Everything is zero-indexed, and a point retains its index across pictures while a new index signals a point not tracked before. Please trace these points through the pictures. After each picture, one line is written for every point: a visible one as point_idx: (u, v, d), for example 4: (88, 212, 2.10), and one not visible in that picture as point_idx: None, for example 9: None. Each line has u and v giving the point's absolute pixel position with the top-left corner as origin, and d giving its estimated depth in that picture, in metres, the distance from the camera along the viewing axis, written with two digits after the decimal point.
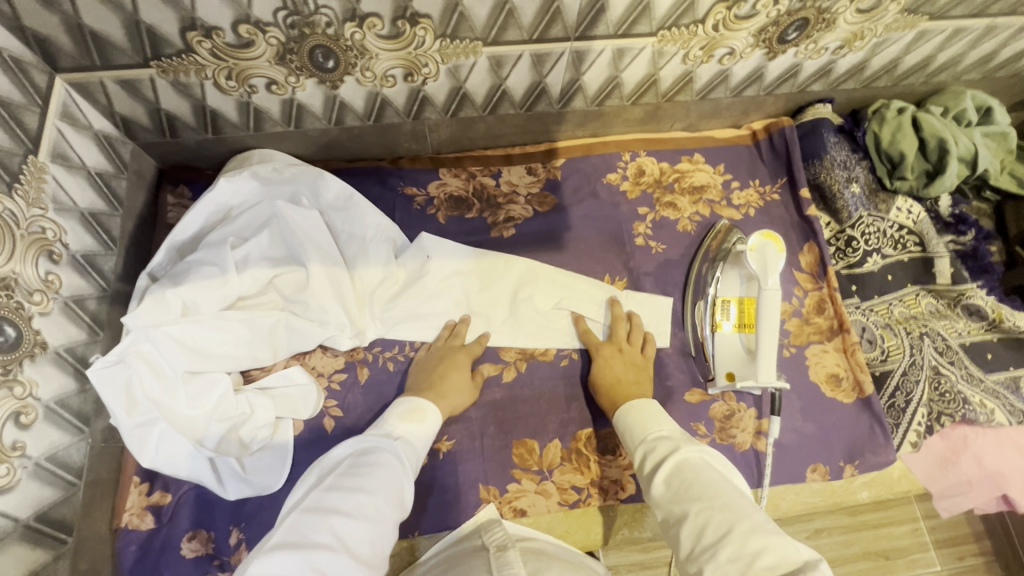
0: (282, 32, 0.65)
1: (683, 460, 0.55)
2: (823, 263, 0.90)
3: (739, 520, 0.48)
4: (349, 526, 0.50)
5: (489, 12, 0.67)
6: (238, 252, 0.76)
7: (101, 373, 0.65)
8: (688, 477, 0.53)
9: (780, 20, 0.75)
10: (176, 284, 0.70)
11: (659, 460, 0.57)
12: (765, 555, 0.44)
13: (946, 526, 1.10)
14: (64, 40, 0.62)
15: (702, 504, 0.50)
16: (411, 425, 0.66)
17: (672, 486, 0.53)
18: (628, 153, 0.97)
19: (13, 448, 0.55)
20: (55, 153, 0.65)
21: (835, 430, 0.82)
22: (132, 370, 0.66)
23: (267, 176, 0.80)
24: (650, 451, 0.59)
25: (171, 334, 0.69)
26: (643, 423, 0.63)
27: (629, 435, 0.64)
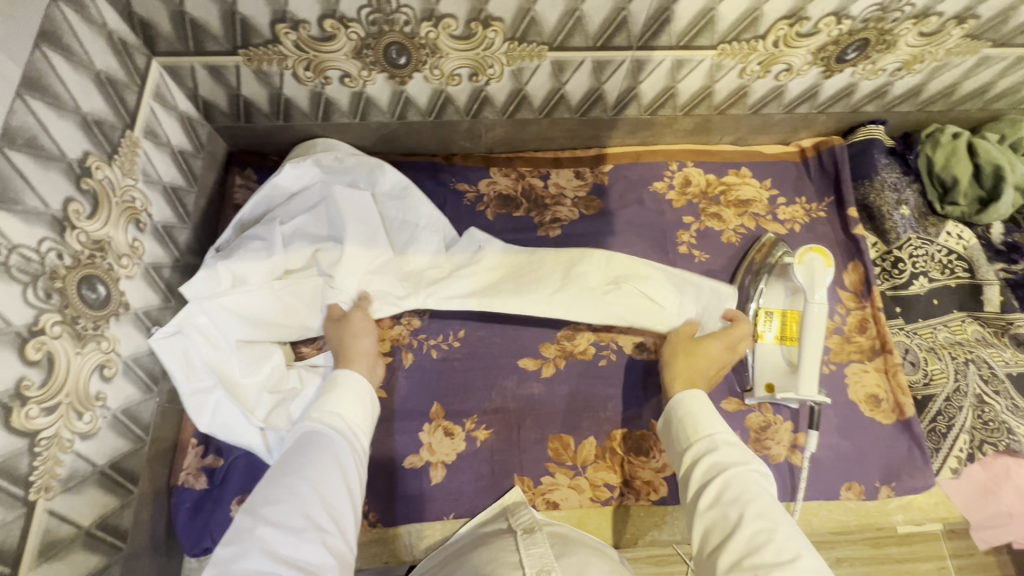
0: (362, 28, 0.69)
1: (743, 477, 0.56)
2: (867, 283, 0.90)
3: (801, 553, 0.49)
4: (279, 512, 0.50)
5: (559, 19, 0.70)
6: (287, 230, 0.79)
7: (162, 342, 0.69)
8: (752, 493, 0.54)
9: (840, 39, 0.76)
10: (227, 258, 0.74)
11: (721, 466, 0.57)
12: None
13: (976, 567, 1.07)
14: (166, 27, 0.67)
15: (766, 526, 0.51)
16: (330, 397, 0.63)
17: (728, 499, 0.54)
18: (675, 163, 0.98)
19: (96, 398, 0.59)
20: (147, 130, 0.70)
21: (872, 450, 0.82)
22: (189, 340, 0.71)
23: (329, 165, 0.84)
24: (706, 452, 0.60)
25: (223, 305, 0.73)
26: (704, 421, 0.63)
27: (685, 429, 0.64)
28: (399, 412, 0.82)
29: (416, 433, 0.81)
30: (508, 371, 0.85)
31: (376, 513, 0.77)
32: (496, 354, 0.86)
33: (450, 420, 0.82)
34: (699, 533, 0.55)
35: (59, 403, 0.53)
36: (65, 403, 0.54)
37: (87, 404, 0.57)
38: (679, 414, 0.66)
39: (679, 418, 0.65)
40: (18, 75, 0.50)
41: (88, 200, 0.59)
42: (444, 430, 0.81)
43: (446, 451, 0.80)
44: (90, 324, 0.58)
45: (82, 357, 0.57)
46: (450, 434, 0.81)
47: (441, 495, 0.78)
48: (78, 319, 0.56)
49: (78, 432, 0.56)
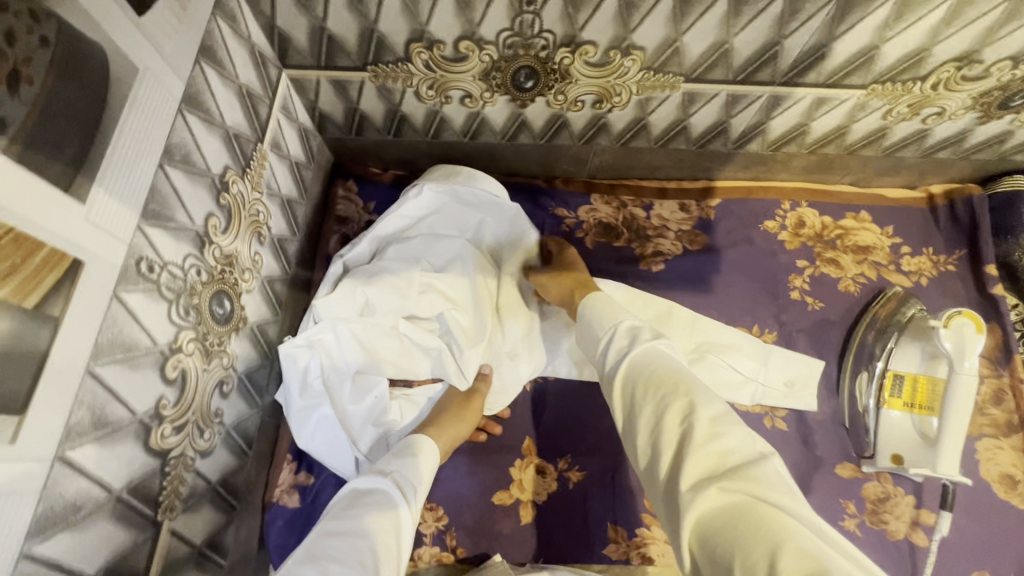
0: (497, 51, 0.67)
1: (646, 359, 0.50)
2: (1006, 348, 0.82)
3: (699, 405, 0.44)
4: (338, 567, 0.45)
5: (705, 50, 0.66)
6: (426, 277, 0.77)
7: (290, 350, 0.69)
8: (652, 364, 0.49)
9: (1010, 84, 0.69)
10: (367, 283, 0.74)
11: (625, 347, 0.53)
12: (721, 443, 0.41)
13: None
14: (304, 41, 0.67)
15: (666, 393, 0.46)
16: (405, 458, 0.61)
17: (632, 385, 0.49)
18: (787, 201, 0.93)
19: (215, 415, 0.58)
20: (273, 143, 0.70)
21: (1007, 537, 0.74)
22: (314, 356, 0.71)
23: (466, 198, 0.83)
24: (612, 339, 0.55)
25: (352, 331, 0.73)
26: (613, 312, 0.59)
27: (597, 324, 0.58)
28: (491, 444, 0.79)
29: (507, 468, 0.78)
30: (603, 411, 0.81)
31: (463, 548, 0.74)
32: (591, 390, 0.82)
33: (542, 458, 0.79)
34: (620, 415, 0.50)
35: (187, 421, 0.53)
36: (192, 421, 0.53)
37: (208, 422, 0.57)
38: (590, 311, 0.61)
39: (588, 313, 0.61)
40: (181, 90, 0.50)
41: (224, 213, 0.58)
42: (536, 468, 0.78)
43: (536, 490, 0.77)
44: (216, 340, 0.58)
45: (208, 374, 0.56)
46: (542, 473, 0.78)
47: (529, 538, 0.75)
48: (208, 335, 0.56)
49: (199, 450, 0.56)
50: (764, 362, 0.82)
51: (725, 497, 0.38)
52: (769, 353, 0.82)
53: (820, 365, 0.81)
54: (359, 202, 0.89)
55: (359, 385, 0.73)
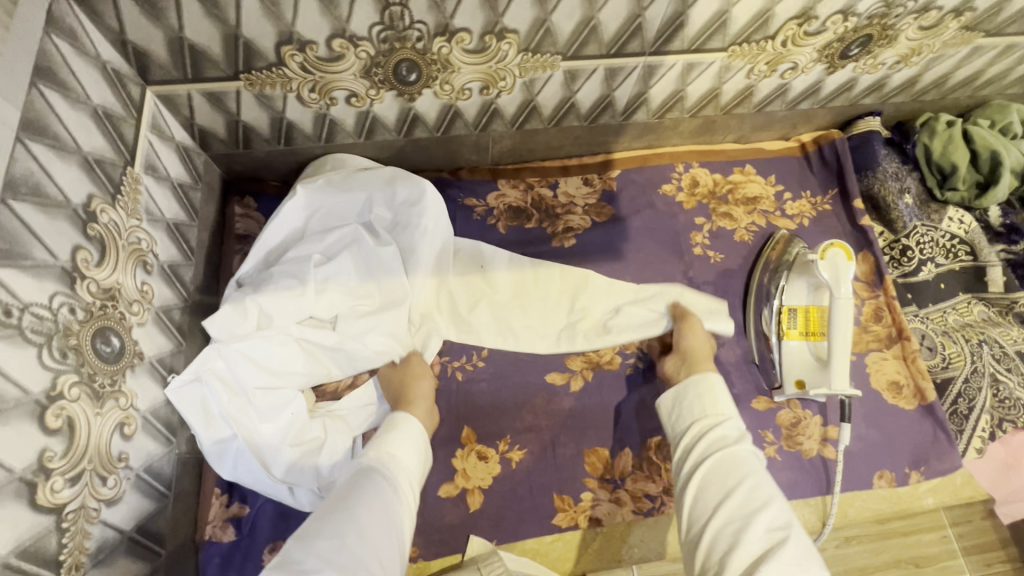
0: (373, 47, 0.66)
1: (740, 455, 0.62)
2: (879, 272, 0.91)
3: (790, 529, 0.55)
4: (346, 529, 0.51)
5: (574, 28, 0.68)
6: (320, 274, 0.77)
7: (178, 392, 0.65)
8: (753, 467, 0.60)
9: (846, 36, 0.77)
10: (255, 292, 0.71)
11: (733, 441, 0.63)
12: (808, 561, 0.53)
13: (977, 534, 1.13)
14: (162, 54, 0.63)
15: (759, 496, 0.57)
16: (392, 434, 0.65)
17: (722, 472, 0.60)
18: (681, 164, 0.98)
19: (119, 459, 0.55)
20: (147, 165, 0.65)
21: (899, 436, 0.83)
22: (207, 388, 0.67)
23: (340, 184, 0.81)
24: (717, 427, 0.65)
25: (241, 351, 0.69)
26: (715, 399, 0.68)
27: (696, 405, 0.68)
28: (431, 440, 0.79)
29: (449, 459, 0.78)
30: (536, 389, 0.83)
31: (416, 547, 0.74)
32: (524, 369, 0.84)
33: (482, 443, 0.80)
34: (693, 496, 0.61)
35: (83, 471, 0.49)
36: (89, 470, 0.50)
37: (110, 468, 0.53)
38: (695, 388, 0.70)
39: (694, 390, 0.69)
40: (17, 118, 0.46)
41: (96, 246, 0.54)
42: (478, 454, 0.79)
43: (481, 476, 0.78)
44: (107, 381, 0.54)
45: (102, 418, 0.52)
46: (484, 458, 0.79)
47: (481, 522, 0.76)
48: (95, 377, 0.52)
49: (103, 499, 0.52)
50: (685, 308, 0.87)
51: None
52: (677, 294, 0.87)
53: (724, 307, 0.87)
54: (260, 218, 0.87)
55: (267, 402, 0.69)
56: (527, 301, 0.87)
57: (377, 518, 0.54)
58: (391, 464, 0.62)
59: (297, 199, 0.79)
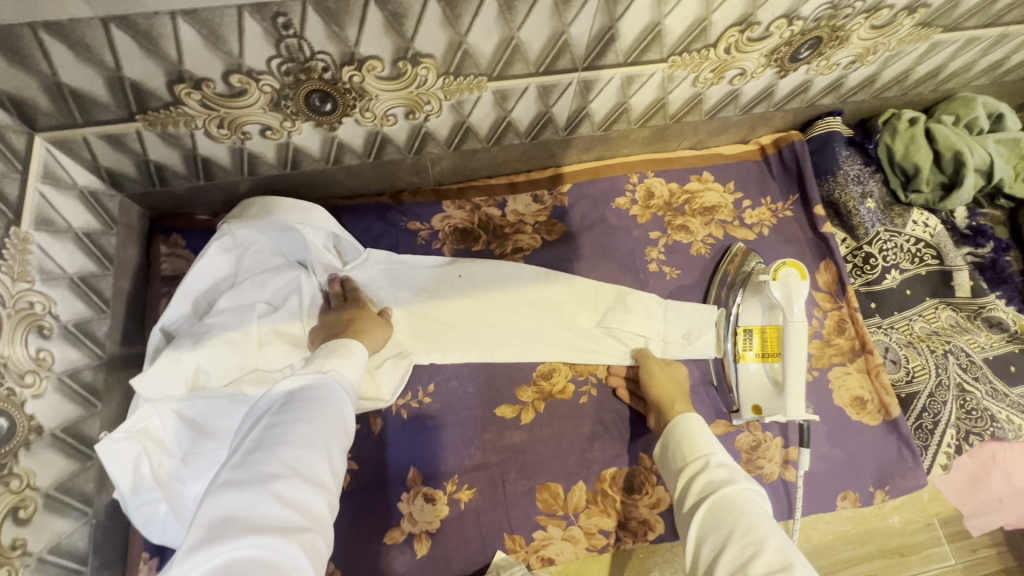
0: (276, 80, 0.61)
1: (730, 497, 0.55)
2: (841, 281, 0.88)
3: (794, 568, 0.47)
4: (299, 454, 0.48)
5: (495, 48, 0.64)
6: (264, 324, 0.74)
7: (109, 448, 0.61)
8: (746, 505, 0.53)
9: (793, 40, 0.72)
10: (195, 347, 0.68)
11: (722, 482, 0.57)
12: None
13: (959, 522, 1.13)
14: (42, 100, 0.58)
15: (752, 538, 0.50)
16: (339, 358, 0.61)
17: (712, 521, 0.54)
18: (635, 175, 0.93)
19: (13, 548, 0.51)
20: (38, 220, 0.61)
21: (863, 455, 0.80)
22: (141, 448, 0.63)
23: (275, 222, 0.75)
24: (706, 469, 0.59)
25: (179, 410, 0.66)
26: (700, 440, 0.63)
27: (680, 451, 0.63)
28: (377, 483, 0.76)
29: (394, 504, 0.75)
30: (486, 423, 0.80)
31: None
32: (472, 404, 0.81)
33: (429, 485, 0.76)
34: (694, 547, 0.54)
35: None
36: None
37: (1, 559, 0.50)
38: (673, 435, 0.65)
39: (676, 436, 0.65)
40: None
41: None
42: (424, 497, 0.76)
43: (428, 519, 0.75)
44: None
45: None
46: (431, 500, 0.76)
47: (429, 567, 0.73)
48: None
49: None
50: (662, 320, 0.84)
51: None
52: (625, 298, 0.85)
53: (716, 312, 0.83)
54: (187, 256, 0.81)
55: (199, 464, 0.66)
56: (471, 326, 0.83)
57: (326, 436, 0.51)
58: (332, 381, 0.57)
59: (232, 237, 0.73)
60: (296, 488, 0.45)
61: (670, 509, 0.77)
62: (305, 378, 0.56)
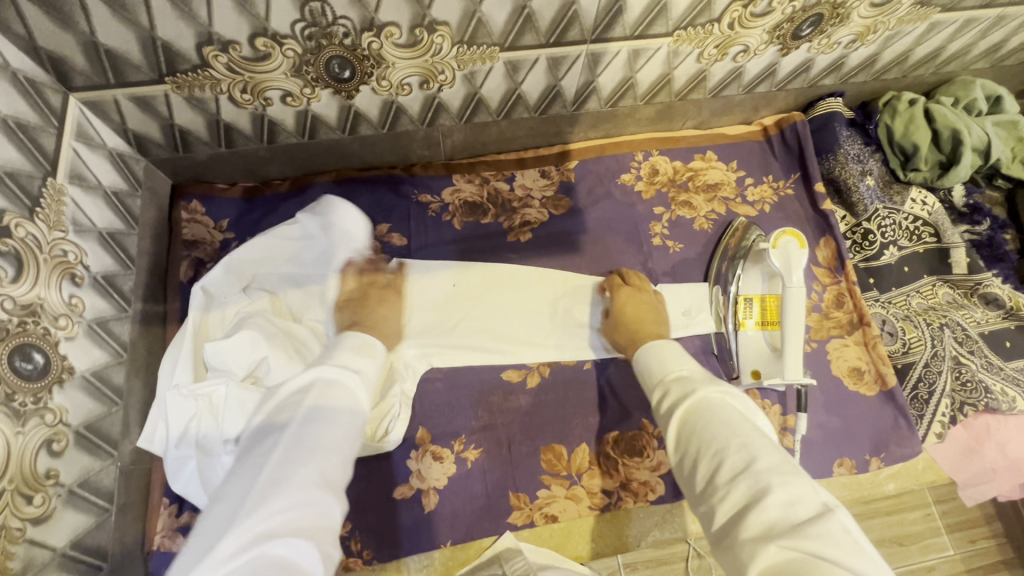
0: (299, 44, 0.64)
1: (695, 406, 0.54)
2: (840, 257, 0.90)
3: (760, 461, 0.47)
4: (329, 467, 0.49)
5: (507, 18, 0.66)
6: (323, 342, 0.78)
7: (174, 397, 0.68)
8: (706, 416, 0.52)
9: (795, 16, 0.75)
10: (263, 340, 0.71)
11: (678, 400, 0.56)
12: (789, 493, 0.44)
13: (957, 511, 1.14)
14: (78, 59, 0.61)
15: (717, 446, 0.50)
16: (367, 358, 0.61)
17: (683, 440, 0.53)
18: (640, 152, 0.96)
19: (47, 476, 0.55)
20: (72, 174, 0.64)
21: (859, 423, 0.82)
22: (198, 408, 0.68)
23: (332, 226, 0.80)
24: (668, 392, 0.59)
25: (239, 396, 0.68)
26: (662, 363, 0.63)
27: (647, 377, 0.64)
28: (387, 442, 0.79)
29: (404, 461, 0.78)
30: (492, 386, 0.83)
31: (370, 549, 0.74)
32: (478, 369, 0.83)
33: (437, 444, 0.79)
34: (676, 462, 0.54)
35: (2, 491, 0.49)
36: (11, 490, 0.50)
37: (37, 486, 0.53)
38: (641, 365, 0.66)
39: (644, 361, 0.65)
40: None
41: (11, 262, 0.54)
42: (432, 455, 0.78)
43: (436, 476, 0.78)
44: (29, 399, 0.54)
45: (24, 436, 0.52)
46: (439, 458, 0.78)
47: (437, 521, 0.76)
48: (12, 396, 0.52)
49: (29, 518, 0.52)
50: None
51: (785, 552, 0.40)
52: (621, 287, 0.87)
53: (705, 287, 0.88)
54: (208, 223, 0.83)
55: None
56: (483, 295, 0.86)
57: (348, 447, 0.53)
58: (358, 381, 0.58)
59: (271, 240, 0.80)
60: (328, 503, 0.47)
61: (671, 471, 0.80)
62: (329, 375, 0.56)
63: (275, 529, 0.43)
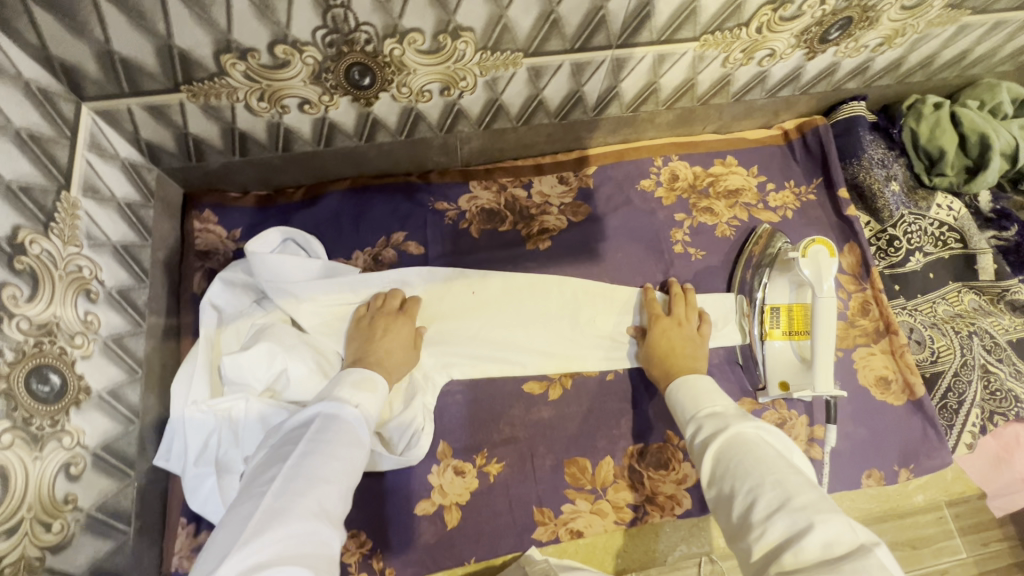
0: (319, 52, 0.62)
1: (729, 441, 0.54)
2: (865, 264, 0.88)
3: (792, 497, 0.46)
4: (329, 496, 0.50)
5: (533, 23, 0.65)
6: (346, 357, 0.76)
7: (194, 413, 0.67)
8: (742, 453, 0.52)
9: (824, 19, 0.73)
10: (282, 353, 0.69)
11: (712, 437, 0.57)
12: (823, 531, 0.42)
13: (970, 513, 1.12)
14: (92, 68, 0.59)
15: (751, 481, 0.49)
16: (368, 390, 0.63)
17: (717, 475, 0.53)
18: (660, 158, 0.94)
19: (65, 502, 0.53)
20: (86, 186, 0.62)
21: (887, 434, 0.81)
22: (216, 423, 0.67)
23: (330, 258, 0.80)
24: (702, 428, 0.59)
25: (260, 412, 0.67)
26: (695, 400, 0.64)
27: (682, 412, 0.64)
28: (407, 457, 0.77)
29: (424, 475, 0.76)
30: (513, 398, 0.81)
31: (392, 567, 0.73)
32: (499, 381, 0.81)
33: (458, 458, 0.77)
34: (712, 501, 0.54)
35: (20, 521, 0.47)
36: (30, 518, 0.48)
37: (55, 512, 0.51)
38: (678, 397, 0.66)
39: (678, 399, 0.66)
40: None
41: (26, 281, 0.52)
42: (454, 470, 0.77)
43: (458, 491, 0.76)
44: (47, 422, 0.52)
45: (42, 461, 0.51)
46: (461, 473, 0.77)
47: (459, 537, 0.74)
48: (30, 420, 0.50)
49: (47, 546, 0.50)
50: None
51: None
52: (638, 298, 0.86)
53: (730, 296, 0.85)
54: (221, 232, 0.81)
55: None
56: (504, 306, 0.84)
57: (347, 478, 0.53)
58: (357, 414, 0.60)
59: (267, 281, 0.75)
60: (327, 532, 0.47)
61: (697, 484, 0.78)
62: (330, 413, 0.58)
63: (270, 559, 0.43)
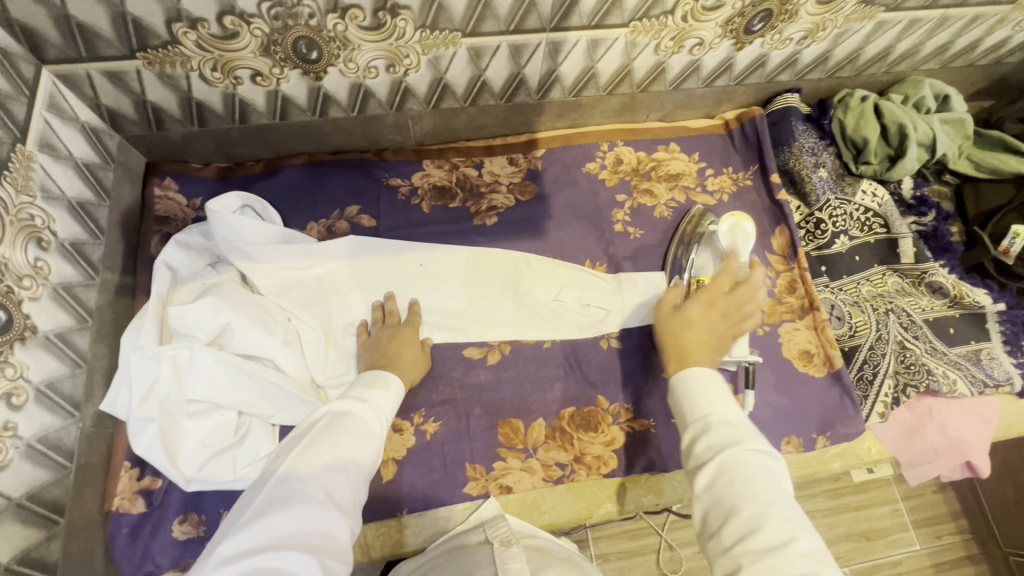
0: (266, 24, 0.67)
1: (735, 456, 0.51)
2: (793, 245, 0.93)
3: (797, 542, 0.45)
4: (334, 483, 0.51)
5: (467, 3, 0.70)
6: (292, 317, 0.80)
7: (139, 359, 0.69)
8: (749, 474, 0.49)
9: (745, 10, 0.79)
10: (229, 308, 0.73)
11: (720, 446, 0.52)
12: None
13: (925, 507, 1.18)
14: (51, 33, 0.64)
15: (753, 509, 0.47)
16: (376, 390, 0.64)
17: (719, 488, 0.50)
18: (606, 143, 0.99)
19: (4, 428, 0.58)
20: (42, 143, 0.67)
21: (807, 403, 0.85)
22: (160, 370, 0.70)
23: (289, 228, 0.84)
24: (707, 430, 0.55)
25: (205, 361, 0.70)
26: (708, 398, 0.57)
27: (687, 403, 0.58)
28: None
29: None
30: (453, 362, 0.85)
31: None
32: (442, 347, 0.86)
33: (397, 416, 0.81)
34: (699, 511, 0.52)
35: None
36: None
37: None
38: (682, 384, 0.60)
39: (680, 389, 0.60)
40: None
41: None
42: (392, 427, 0.81)
43: (395, 448, 0.80)
44: None
45: None
46: (399, 430, 0.80)
47: (395, 491, 0.78)
48: None
49: None
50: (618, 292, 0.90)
51: None
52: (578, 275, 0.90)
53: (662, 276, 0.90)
54: (179, 199, 0.85)
55: (198, 408, 0.71)
56: (450, 277, 0.88)
57: (357, 468, 0.54)
58: (369, 409, 0.61)
59: (223, 240, 0.79)
60: (330, 518, 0.48)
61: (624, 446, 0.83)
62: (342, 407, 0.59)
63: (267, 542, 0.45)
